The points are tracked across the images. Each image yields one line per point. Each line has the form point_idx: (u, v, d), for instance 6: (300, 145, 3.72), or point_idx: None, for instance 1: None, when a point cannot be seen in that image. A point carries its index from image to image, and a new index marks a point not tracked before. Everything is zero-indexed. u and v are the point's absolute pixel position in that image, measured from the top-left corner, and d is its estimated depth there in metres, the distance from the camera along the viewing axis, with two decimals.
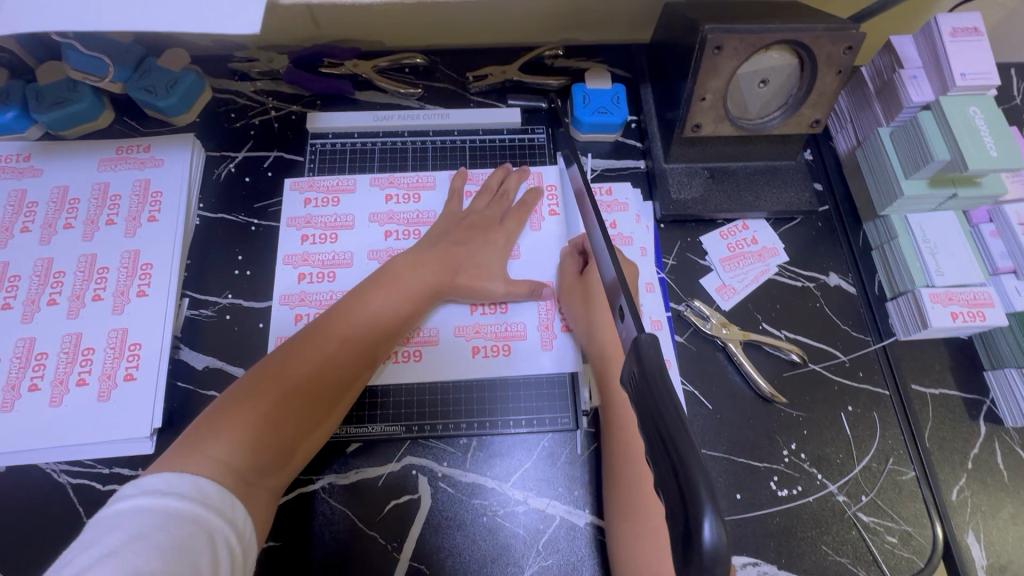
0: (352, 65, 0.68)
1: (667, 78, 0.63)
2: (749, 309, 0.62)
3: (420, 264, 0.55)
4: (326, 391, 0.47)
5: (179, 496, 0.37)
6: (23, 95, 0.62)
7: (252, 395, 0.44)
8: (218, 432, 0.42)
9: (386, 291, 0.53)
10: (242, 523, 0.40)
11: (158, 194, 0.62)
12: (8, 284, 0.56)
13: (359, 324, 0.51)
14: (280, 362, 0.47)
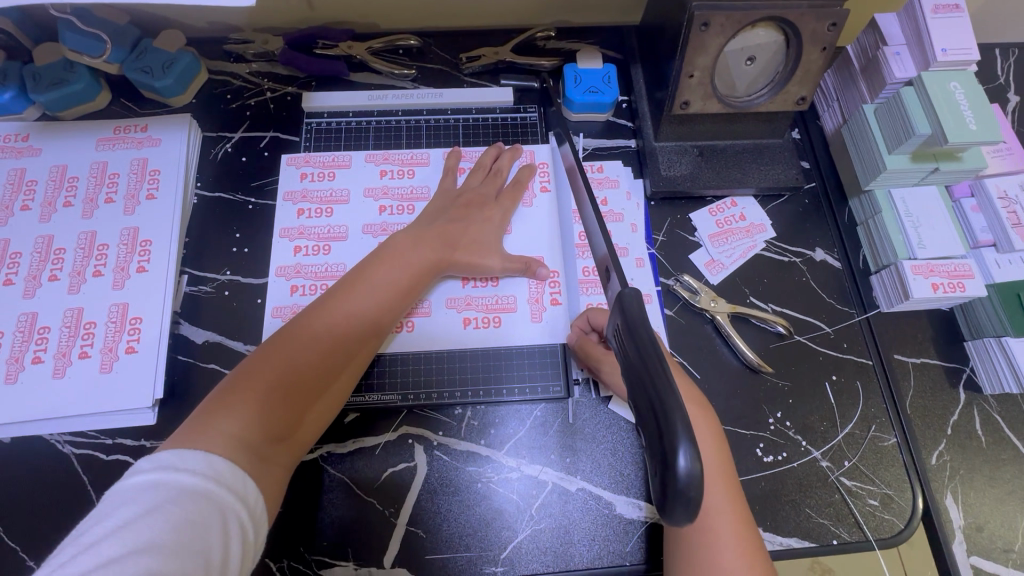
0: (346, 47, 0.69)
1: (656, 57, 0.64)
2: (737, 283, 0.63)
3: (418, 240, 0.56)
4: (330, 368, 0.48)
5: (193, 472, 0.37)
6: (20, 76, 0.63)
7: (258, 373, 0.45)
8: (231, 409, 0.43)
9: (386, 268, 0.53)
10: (256, 501, 0.40)
11: (156, 173, 0.62)
12: (10, 261, 0.57)
13: (360, 301, 0.51)
14: (284, 341, 0.47)
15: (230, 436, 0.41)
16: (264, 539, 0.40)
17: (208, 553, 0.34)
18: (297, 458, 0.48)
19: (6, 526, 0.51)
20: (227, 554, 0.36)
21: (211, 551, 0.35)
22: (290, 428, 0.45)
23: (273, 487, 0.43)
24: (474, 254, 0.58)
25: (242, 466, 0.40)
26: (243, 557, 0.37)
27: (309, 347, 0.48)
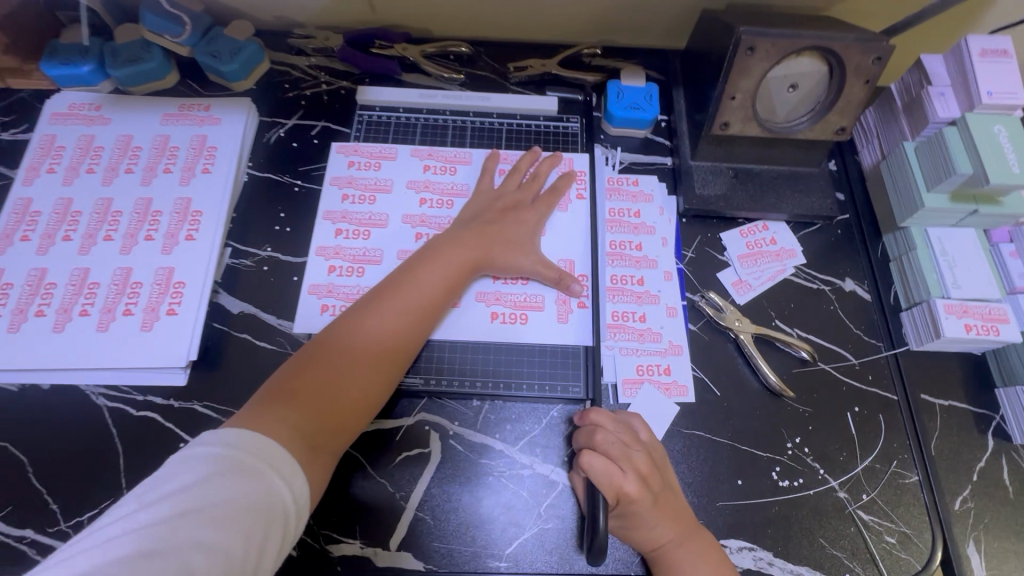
0: (401, 48, 0.73)
1: (700, 81, 0.66)
2: (764, 306, 0.63)
3: (464, 240, 0.58)
4: (371, 365, 0.50)
5: (247, 452, 0.41)
6: (100, 51, 0.69)
7: (314, 362, 0.49)
8: (289, 395, 0.47)
9: (431, 265, 0.56)
10: (302, 488, 0.43)
11: (214, 149, 0.66)
12: (71, 219, 0.61)
13: (407, 296, 0.54)
14: (331, 341, 0.51)
15: (287, 421, 0.45)
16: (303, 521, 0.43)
17: (249, 528, 0.38)
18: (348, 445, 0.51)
19: (36, 467, 0.53)
20: (266, 532, 0.39)
21: (251, 527, 0.38)
22: (341, 416, 0.48)
23: (315, 476, 0.45)
24: (509, 253, 0.59)
25: (297, 446, 0.44)
26: (282, 536, 0.40)
27: (354, 346, 0.50)
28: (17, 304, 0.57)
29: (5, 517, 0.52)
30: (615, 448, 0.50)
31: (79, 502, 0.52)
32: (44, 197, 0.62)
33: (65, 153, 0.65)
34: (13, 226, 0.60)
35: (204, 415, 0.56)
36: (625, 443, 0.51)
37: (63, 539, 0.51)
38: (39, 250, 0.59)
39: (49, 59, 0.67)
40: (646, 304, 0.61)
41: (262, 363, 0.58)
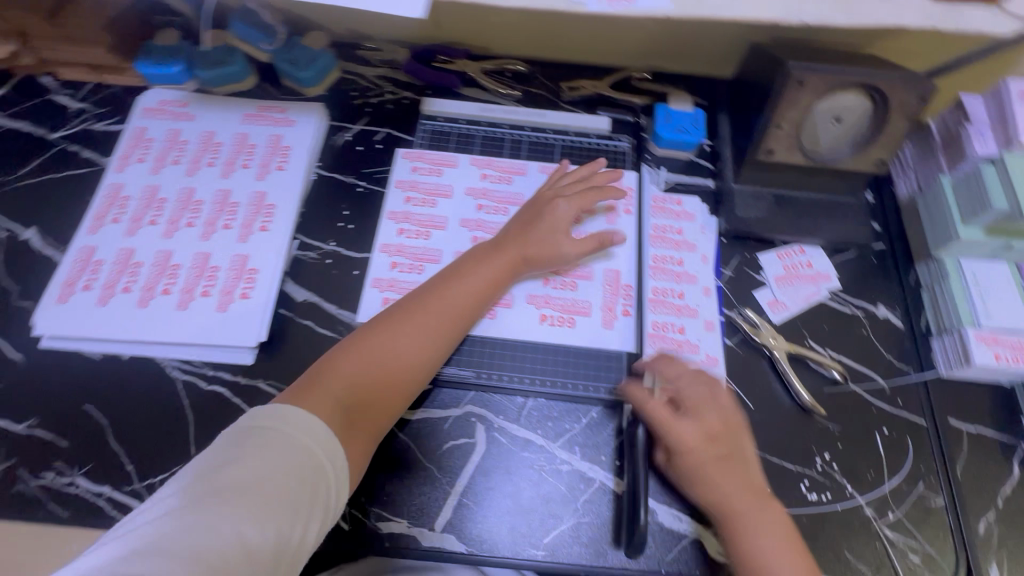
0: (462, 65, 0.79)
1: (747, 109, 0.70)
2: (798, 326, 0.66)
3: (509, 244, 0.62)
4: (411, 361, 0.54)
5: (283, 430, 0.45)
6: (188, 54, 0.74)
7: (358, 347, 0.53)
8: (334, 376, 0.51)
9: (475, 268, 0.60)
10: (337, 466, 0.46)
11: (288, 149, 0.71)
12: (157, 205, 0.66)
13: (448, 293, 0.58)
14: (376, 334, 0.54)
15: (329, 398, 0.49)
16: (342, 508, 0.47)
17: (289, 502, 0.42)
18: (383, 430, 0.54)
19: (114, 431, 0.58)
20: (306, 505, 0.43)
21: (291, 503, 0.42)
22: (378, 400, 0.52)
23: (355, 459, 0.49)
24: (548, 251, 0.62)
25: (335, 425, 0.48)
26: (321, 512, 0.44)
27: (396, 342, 0.54)
28: (107, 280, 0.62)
29: (85, 474, 0.56)
30: (689, 396, 0.56)
31: (151, 466, 0.56)
32: (133, 183, 0.68)
33: (153, 145, 0.71)
34: (105, 209, 0.66)
35: (268, 394, 0.60)
36: (704, 394, 0.56)
37: (136, 497, 0.55)
38: (127, 232, 0.64)
39: (144, 58, 0.73)
40: (685, 317, 0.64)
41: (323, 348, 0.62)
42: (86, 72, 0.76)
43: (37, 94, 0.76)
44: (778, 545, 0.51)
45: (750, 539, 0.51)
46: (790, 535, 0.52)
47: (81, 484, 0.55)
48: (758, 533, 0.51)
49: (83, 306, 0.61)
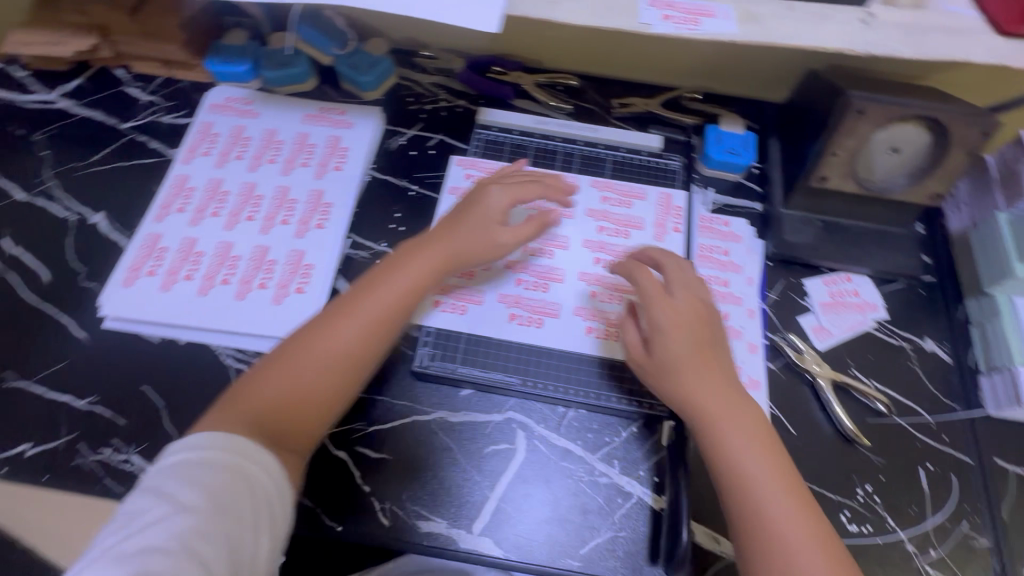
0: (516, 76, 0.81)
1: (800, 135, 0.70)
2: (843, 354, 0.66)
3: (431, 241, 0.60)
4: (332, 367, 0.53)
5: (215, 450, 0.46)
6: (256, 54, 0.77)
7: (274, 364, 0.53)
8: (250, 396, 0.51)
9: (396, 273, 0.57)
10: (275, 476, 0.48)
11: (346, 150, 0.74)
12: (220, 198, 0.69)
13: (366, 302, 0.56)
14: (296, 345, 0.54)
15: (246, 419, 0.50)
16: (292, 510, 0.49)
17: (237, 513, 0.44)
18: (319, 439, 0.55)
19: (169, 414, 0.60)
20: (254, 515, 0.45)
21: (240, 513, 0.44)
22: (301, 415, 0.52)
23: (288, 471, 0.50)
24: (477, 245, 0.61)
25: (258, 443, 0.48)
26: (270, 520, 0.46)
27: (315, 350, 0.53)
28: (170, 267, 0.65)
29: (140, 453, 0.58)
30: (685, 281, 0.59)
31: None
32: (199, 176, 0.71)
33: (218, 140, 0.74)
34: (172, 199, 0.69)
35: None
36: (685, 279, 0.59)
37: None
38: (191, 222, 0.68)
39: (214, 56, 0.76)
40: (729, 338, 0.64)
41: None
42: (158, 67, 0.79)
43: (111, 86, 0.79)
44: (750, 445, 0.51)
45: (730, 450, 0.51)
46: (774, 450, 0.51)
47: (136, 462, 0.58)
48: (739, 443, 0.51)
49: (146, 291, 0.64)
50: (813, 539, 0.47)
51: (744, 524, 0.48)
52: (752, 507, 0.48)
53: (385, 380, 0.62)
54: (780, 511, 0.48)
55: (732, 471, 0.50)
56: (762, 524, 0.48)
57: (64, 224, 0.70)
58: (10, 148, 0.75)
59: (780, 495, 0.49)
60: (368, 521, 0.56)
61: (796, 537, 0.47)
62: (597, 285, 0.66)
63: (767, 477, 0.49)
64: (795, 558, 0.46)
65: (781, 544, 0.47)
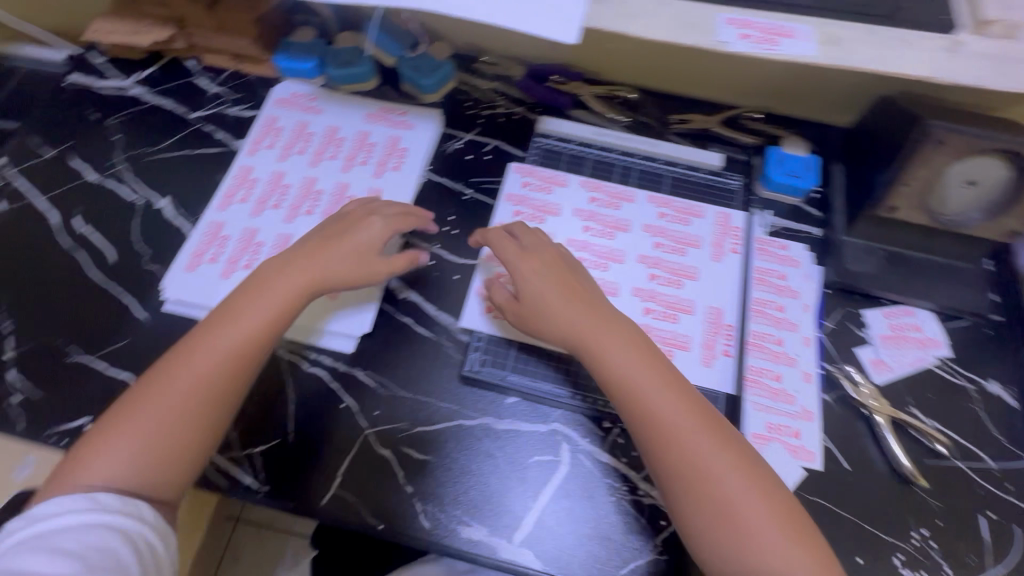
0: (575, 86, 0.80)
1: (866, 161, 0.68)
2: (901, 391, 0.63)
3: (274, 264, 0.59)
4: (187, 405, 0.51)
5: (74, 512, 0.46)
6: (322, 52, 0.79)
7: (130, 407, 0.51)
8: (102, 447, 0.49)
9: (249, 298, 0.56)
10: (150, 512, 0.48)
11: (405, 151, 0.75)
12: (282, 190, 0.71)
13: (223, 332, 0.54)
14: (147, 385, 0.52)
15: (102, 471, 0.48)
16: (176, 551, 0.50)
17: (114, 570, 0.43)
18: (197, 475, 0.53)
19: None
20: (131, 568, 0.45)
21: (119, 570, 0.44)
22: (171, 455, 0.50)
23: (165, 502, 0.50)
24: (344, 270, 0.60)
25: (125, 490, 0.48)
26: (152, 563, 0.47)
27: (164, 390, 0.51)
28: (230, 255, 0.67)
29: None
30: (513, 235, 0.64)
31: (254, 437, 0.60)
32: (262, 167, 0.73)
33: (282, 134, 0.75)
34: (235, 188, 0.71)
35: (365, 384, 0.63)
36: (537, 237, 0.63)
37: (238, 464, 0.58)
38: (253, 213, 0.69)
39: (283, 52, 0.78)
40: (783, 365, 0.63)
41: (420, 346, 0.64)
42: (228, 60, 0.81)
43: (182, 76, 0.82)
44: (645, 372, 0.54)
45: (615, 363, 0.54)
46: (652, 354, 0.55)
47: None
48: (620, 354, 0.55)
49: (207, 277, 0.66)
50: (700, 427, 0.51)
51: (643, 426, 0.52)
52: (641, 411, 0.52)
53: (433, 382, 0.63)
54: (667, 409, 0.52)
55: (621, 382, 0.54)
56: (650, 422, 0.52)
57: (131, 207, 0.72)
58: (85, 131, 0.78)
59: (665, 396, 0.52)
60: (409, 522, 0.56)
61: (684, 429, 0.51)
62: (652, 301, 0.64)
63: (651, 384, 0.53)
64: (688, 447, 0.50)
65: (671, 435, 0.51)
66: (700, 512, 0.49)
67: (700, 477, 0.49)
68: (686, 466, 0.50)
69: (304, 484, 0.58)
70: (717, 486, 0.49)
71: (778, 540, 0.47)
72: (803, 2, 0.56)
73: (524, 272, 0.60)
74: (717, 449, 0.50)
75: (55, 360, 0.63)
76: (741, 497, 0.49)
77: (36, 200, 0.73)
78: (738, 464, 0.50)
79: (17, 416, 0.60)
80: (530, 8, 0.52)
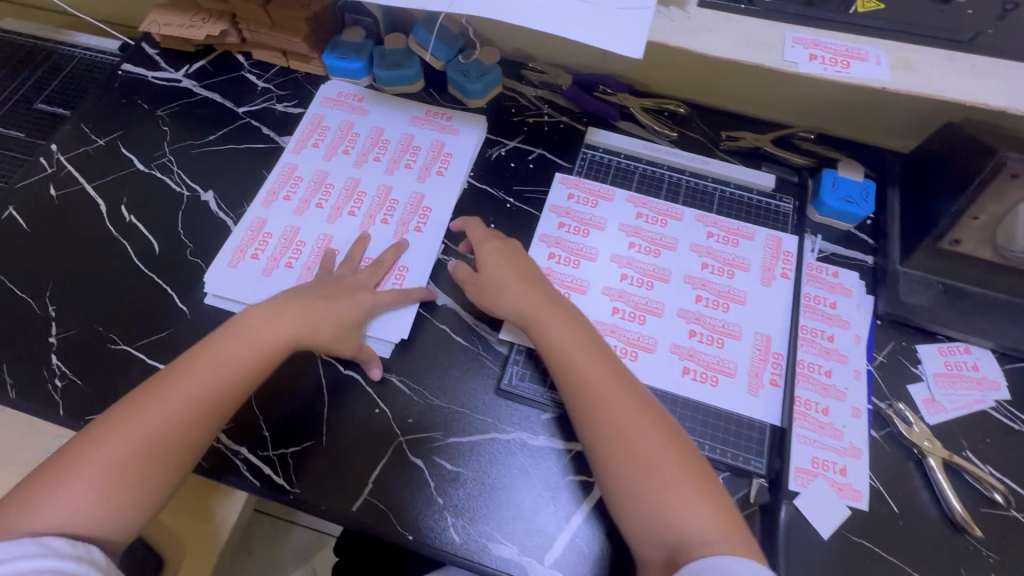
0: (623, 98, 0.78)
1: (927, 190, 0.66)
2: (955, 432, 0.60)
3: (255, 318, 0.58)
4: (144, 455, 0.50)
5: (24, 555, 0.43)
6: (370, 53, 0.79)
7: (98, 437, 0.51)
8: (64, 479, 0.49)
9: (230, 341, 0.56)
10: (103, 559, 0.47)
11: (449, 156, 0.74)
12: (325, 190, 0.71)
13: (203, 372, 0.54)
14: (105, 427, 0.51)
15: (62, 506, 0.47)
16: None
17: None
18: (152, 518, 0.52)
19: (258, 397, 0.61)
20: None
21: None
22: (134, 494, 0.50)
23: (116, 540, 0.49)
24: (328, 326, 0.59)
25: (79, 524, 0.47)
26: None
27: (123, 434, 0.51)
28: (272, 253, 0.67)
29: (227, 431, 0.60)
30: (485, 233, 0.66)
31: (287, 437, 0.60)
32: (306, 166, 0.73)
33: (328, 133, 0.75)
34: (279, 185, 0.71)
35: (400, 390, 0.62)
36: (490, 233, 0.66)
37: (270, 464, 0.58)
38: (295, 211, 0.69)
39: (331, 50, 0.78)
40: (831, 398, 0.60)
41: (456, 354, 0.64)
42: (277, 57, 0.82)
43: (231, 70, 0.83)
44: (582, 353, 0.56)
45: (548, 331, 0.58)
46: (588, 334, 0.58)
47: (222, 440, 0.59)
48: (554, 323, 0.58)
49: (247, 274, 0.66)
50: (622, 392, 0.54)
51: (571, 389, 0.55)
52: (569, 375, 0.55)
53: (468, 393, 0.62)
54: (592, 374, 0.54)
55: (553, 348, 0.57)
56: (576, 385, 0.54)
57: (177, 198, 0.73)
58: (135, 120, 0.79)
59: (591, 362, 0.55)
60: (439, 534, 0.55)
61: (607, 392, 0.53)
62: (697, 324, 0.64)
63: (582, 356, 0.55)
64: (611, 408, 0.53)
65: (593, 395, 0.54)
66: (616, 467, 0.51)
67: (620, 436, 0.52)
68: (606, 427, 0.52)
69: (335, 487, 0.57)
70: (634, 445, 0.51)
71: (690, 495, 0.49)
72: (877, 23, 0.54)
73: (489, 259, 0.63)
74: (639, 412, 0.53)
75: (96, 347, 0.64)
76: (655, 455, 0.50)
77: (84, 187, 0.74)
78: (658, 426, 0.52)
79: (58, 400, 0.61)
80: (590, 19, 0.51)
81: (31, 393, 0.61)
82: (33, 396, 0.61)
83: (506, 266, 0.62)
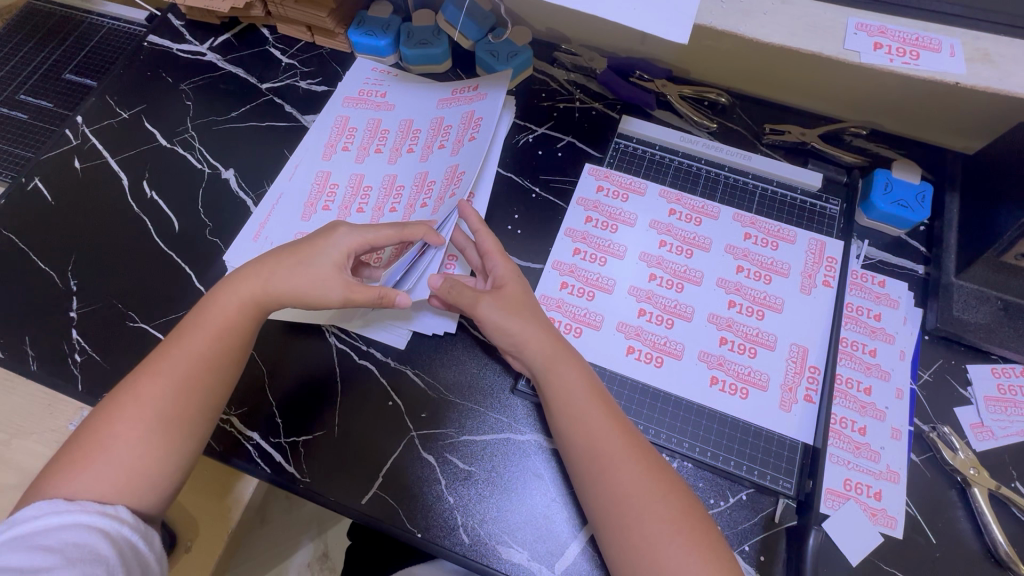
0: (660, 85, 0.73)
1: (993, 197, 0.60)
2: (1005, 462, 0.56)
3: (219, 291, 0.57)
4: (147, 433, 0.50)
5: (58, 512, 0.45)
6: (398, 29, 0.75)
7: (107, 416, 0.50)
8: (83, 460, 0.48)
9: (216, 306, 0.55)
10: (130, 516, 0.47)
11: (480, 120, 0.68)
12: (364, 192, 0.68)
13: (195, 339, 0.54)
14: (99, 422, 0.50)
15: (78, 479, 0.48)
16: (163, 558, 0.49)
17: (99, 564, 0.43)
18: (179, 487, 0.52)
19: (271, 383, 0.61)
20: (119, 564, 0.44)
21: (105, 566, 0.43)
22: (152, 463, 0.50)
23: (144, 505, 0.49)
24: (301, 281, 0.56)
25: (104, 496, 0.48)
26: (140, 564, 0.46)
27: (118, 425, 0.50)
28: None
29: (240, 415, 0.59)
30: (489, 244, 0.60)
31: (297, 427, 0.59)
32: (341, 171, 0.70)
33: (356, 134, 0.72)
34: (317, 196, 0.68)
35: (414, 385, 0.60)
36: (496, 245, 0.60)
37: (280, 451, 0.58)
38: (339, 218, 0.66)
39: (357, 26, 0.75)
40: (869, 417, 0.57)
41: (464, 360, 0.61)
42: (302, 31, 0.79)
43: (256, 45, 0.81)
44: (591, 403, 0.52)
45: (562, 379, 0.53)
46: (595, 387, 0.54)
47: (233, 423, 0.59)
48: (567, 369, 0.54)
49: None
50: (634, 452, 0.50)
51: (580, 442, 0.51)
52: (580, 429, 0.51)
53: (479, 397, 0.59)
54: (601, 429, 0.51)
55: (561, 401, 0.53)
56: (587, 442, 0.51)
57: (198, 175, 0.72)
58: (160, 94, 0.78)
59: (598, 412, 0.52)
60: (448, 534, 0.54)
61: (616, 452, 0.50)
62: (728, 331, 0.60)
63: (592, 408, 0.52)
64: (621, 467, 0.49)
65: (603, 455, 0.50)
66: (613, 539, 0.48)
67: (631, 495, 0.48)
68: (612, 489, 0.49)
69: (344, 482, 0.56)
70: (640, 517, 0.47)
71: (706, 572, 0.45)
72: (954, 8, 0.48)
73: (496, 268, 0.59)
74: (652, 478, 0.49)
75: (115, 324, 0.63)
76: (662, 532, 0.47)
77: (107, 161, 0.74)
78: (672, 497, 0.48)
79: (77, 375, 0.61)
80: None
81: (51, 366, 0.62)
82: (53, 369, 0.62)
83: (518, 291, 0.58)
